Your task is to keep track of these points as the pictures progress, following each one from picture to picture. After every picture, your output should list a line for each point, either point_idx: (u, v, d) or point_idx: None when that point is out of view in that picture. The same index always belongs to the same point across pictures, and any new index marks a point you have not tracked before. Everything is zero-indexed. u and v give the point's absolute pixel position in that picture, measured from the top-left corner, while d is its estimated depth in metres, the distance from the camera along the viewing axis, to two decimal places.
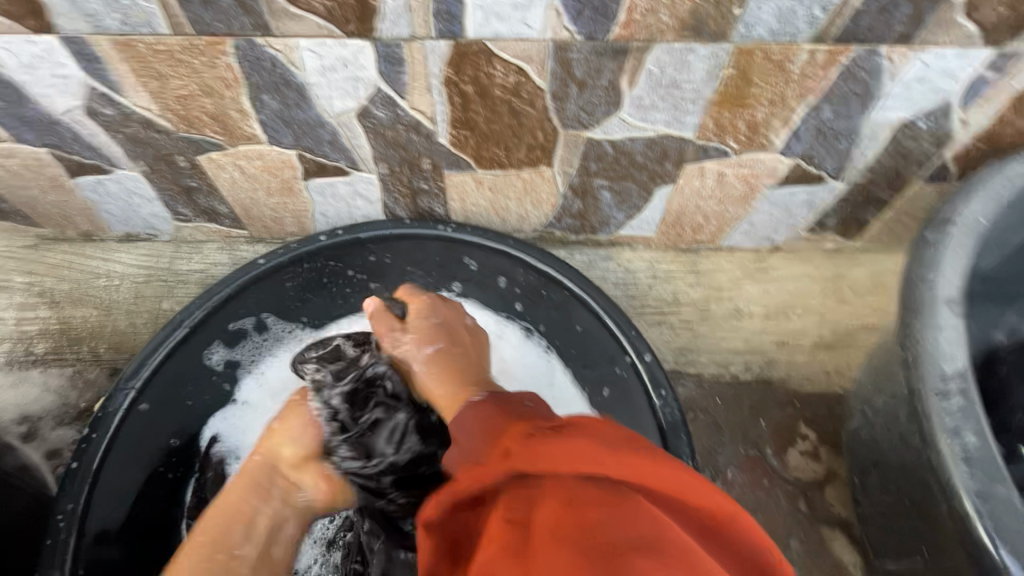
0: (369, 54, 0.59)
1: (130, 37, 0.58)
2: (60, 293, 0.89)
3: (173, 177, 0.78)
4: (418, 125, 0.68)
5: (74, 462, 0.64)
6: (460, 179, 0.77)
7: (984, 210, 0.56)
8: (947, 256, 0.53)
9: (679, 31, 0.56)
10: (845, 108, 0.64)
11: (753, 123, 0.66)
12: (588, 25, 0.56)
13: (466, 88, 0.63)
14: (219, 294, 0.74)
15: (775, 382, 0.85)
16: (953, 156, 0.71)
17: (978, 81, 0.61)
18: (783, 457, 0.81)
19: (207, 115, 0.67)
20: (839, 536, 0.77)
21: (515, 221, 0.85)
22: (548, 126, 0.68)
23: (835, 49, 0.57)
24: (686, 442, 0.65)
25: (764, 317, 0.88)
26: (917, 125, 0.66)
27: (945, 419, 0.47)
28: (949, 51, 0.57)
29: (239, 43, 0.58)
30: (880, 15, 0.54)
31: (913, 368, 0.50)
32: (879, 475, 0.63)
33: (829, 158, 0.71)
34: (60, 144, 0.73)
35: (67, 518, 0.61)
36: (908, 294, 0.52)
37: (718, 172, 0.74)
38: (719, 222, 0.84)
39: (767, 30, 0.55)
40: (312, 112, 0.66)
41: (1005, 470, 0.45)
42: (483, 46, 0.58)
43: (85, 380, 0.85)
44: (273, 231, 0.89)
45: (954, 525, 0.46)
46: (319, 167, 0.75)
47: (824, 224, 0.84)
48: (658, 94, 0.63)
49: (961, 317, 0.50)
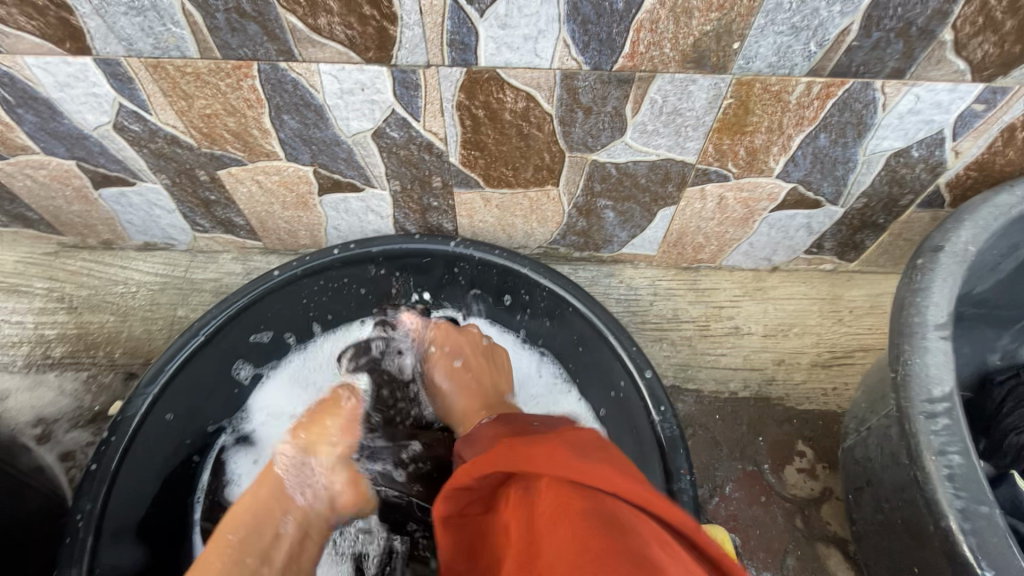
0: (386, 79, 0.62)
1: (161, 60, 0.61)
2: (79, 299, 0.92)
3: (193, 190, 0.81)
4: (430, 145, 0.71)
5: (93, 464, 0.65)
6: (468, 198, 0.80)
7: (974, 237, 0.58)
8: (937, 283, 0.55)
9: (681, 63, 0.59)
10: (841, 136, 0.67)
11: (752, 149, 0.69)
12: (594, 56, 0.58)
13: (477, 112, 0.66)
14: (232, 304, 0.75)
15: (774, 400, 0.87)
16: (947, 184, 0.73)
17: (968, 114, 0.63)
18: (781, 474, 0.83)
19: (229, 133, 0.70)
20: (834, 553, 0.78)
21: (522, 237, 0.88)
22: (554, 149, 0.71)
23: (830, 82, 0.60)
24: (684, 457, 0.65)
25: (763, 336, 0.90)
26: (911, 154, 0.69)
27: (932, 439, 0.49)
28: (940, 85, 0.60)
29: (263, 67, 0.61)
30: (873, 52, 0.57)
31: (901, 389, 0.52)
32: (872, 494, 0.64)
33: (827, 183, 0.74)
34: (87, 157, 0.76)
35: (85, 518, 0.63)
36: (898, 319, 0.55)
37: (719, 195, 0.77)
38: (719, 242, 0.86)
39: (765, 63, 0.58)
40: (330, 131, 0.70)
41: (988, 489, 0.47)
42: (495, 73, 0.61)
43: (100, 384, 0.87)
44: (287, 243, 0.92)
45: (940, 541, 0.47)
46: (333, 183, 0.78)
47: (822, 246, 0.86)
48: (661, 121, 0.66)
49: (949, 341, 0.52)
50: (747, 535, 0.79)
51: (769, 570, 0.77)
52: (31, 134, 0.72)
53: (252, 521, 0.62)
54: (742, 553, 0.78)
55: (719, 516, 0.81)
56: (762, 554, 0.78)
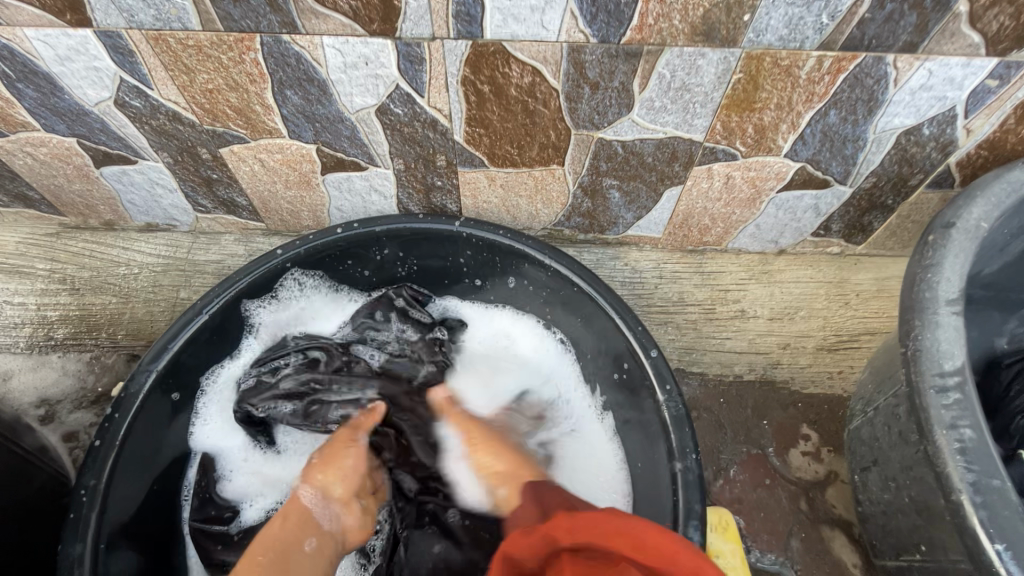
0: (390, 53, 0.61)
1: (163, 32, 0.60)
2: (81, 280, 0.92)
3: (195, 169, 0.80)
4: (434, 122, 0.70)
5: (96, 440, 0.64)
6: (472, 177, 0.79)
7: (987, 214, 0.57)
8: (949, 258, 0.54)
9: (690, 36, 0.58)
10: (852, 114, 0.66)
11: (760, 127, 0.68)
12: (602, 29, 0.58)
13: (483, 87, 0.65)
14: (236, 284, 0.75)
15: (779, 383, 0.87)
16: (957, 164, 0.72)
17: (981, 90, 0.62)
18: (785, 457, 0.82)
19: (232, 109, 0.69)
20: (838, 536, 0.78)
21: (526, 219, 0.87)
22: (560, 126, 0.70)
23: (842, 56, 0.59)
24: (690, 436, 0.64)
25: (768, 319, 0.89)
26: (922, 132, 0.68)
27: (943, 413, 0.48)
28: (953, 60, 0.59)
29: (266, 40, 0.60)
30: (886, 24, 0.56)
31: (911, 364, 0.51)
32: (878, 473, 0.64)
33: (836, 163, 0.73)
34: (88, 135, 0.75)
35: (89, 493, 0.62)
36: (909, 295, 0.54)
37: (726, 175, 0.76)
38: (725, 224, 0.86)
39: (776, 36, 0.57)
40: (333, 108, 0.69)
41: (1001, 464, 0.46)
42: (500, 47, 0.60)
43: (103, 365, 0.87)
44: (289, 224, 0.91)
45: (950, 515, 0.47)
46: (336, 162, 0.78)
47: (829, 228, 0.85)
48: (669, 97, 0.65)
49: (961, 316, 0.51)
50: (751, 516, 0.79)
51: (773, 552, 0.77)
52: (32, 110, 0.72)
53: (281, 547, 0.64)
54: (746, 534, 0.78)
55: (723, 498, 0.80)
56: (766, 536, 0.78)
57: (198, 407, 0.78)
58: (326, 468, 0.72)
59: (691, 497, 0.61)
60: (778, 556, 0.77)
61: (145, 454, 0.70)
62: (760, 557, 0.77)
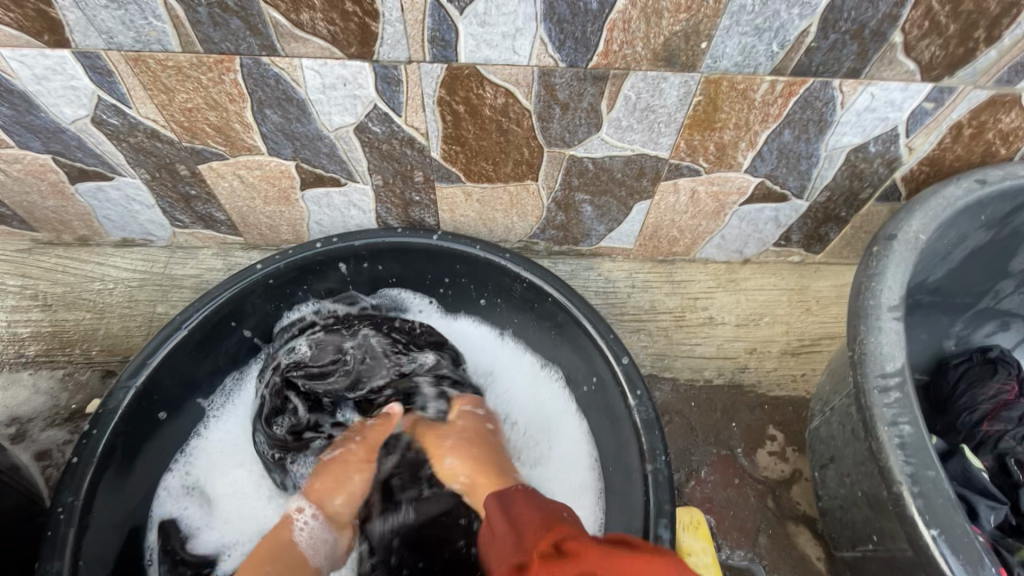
0: (368, 74, 0.63)
1: (142, 53, 0.61)
2: (54, 296, 0.91)
3: (173, 185, 0.81)
4: (412, 140, 0.72)
5: (75, 457, 0.64)
6: (450, 192, 0.82)
7: (925, 226, 0.62)
8: (891, 267, 0.59)
9: (653, 61, 0.61)
10: (804, 132, 0.70)
11: (721, 144, 0.72)
12: (570, 54, 0.61)
13: (458, 107, 0.67)
14: (214, 298, 0.75)
15: (746, 387, 0.91)
16: (902, 179, 0.77)
17: (919, 111, 0.68)
18: (753, 457, 0.86)
19: (211, 127, 0.71)
20: (803, 531, 0.82)
21: (502, 231, 0.90)
22: (533, 144, 0.73)
23: (792, 81, 0.64)
24: (660, 439, 0.67)
25: (735, 325, 0.93)
26: (869, 149, 0.73)
27: (884, 411, 0.52)
28: (893, 85, 0.64)
29: (246, 62, 0.62)
30: (830, 52, 0.60)
31: (858, 366, 0.55)
32: (835, 470, 0.68)
33: (792, 177, 0.78)
34: (64, 152, 0.76)
35: (67, 510, 0.62)
36: (855, 302, 0.58)
37: (691, 189, 0.80)
38: (693, 235, 0.90)
39: (732, 62, 0.61)
40: (312, 126, 0.70)
41: (936, 456, 0.51)
42: (474, 70, 0.63)
43: (77, 383, 0.86)
44: (268, 238, 0.92)
45: (892, 506, 0.51)
46: (315, 178, 0.79)
47: (790, 238, 0.90)
48: (635, 117, 0.68)
49: (901, 321, 0.55)
50: (722, 515, 0.83)
51: (742, 549, 0.80)
52: (6, 127, 0.72)
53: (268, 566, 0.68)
54: (717, 532, 0.81)
55: (695, 498, 0.84)
56: (736, 533, 0.81)
57: (186, 448, 0.80)
58: (330, 484, 0.74)
59: (661, 497, 0.64)
60: (747, 552, 0.80)
61: (125, 472, 0.70)
62: (730, 553, 0.80)
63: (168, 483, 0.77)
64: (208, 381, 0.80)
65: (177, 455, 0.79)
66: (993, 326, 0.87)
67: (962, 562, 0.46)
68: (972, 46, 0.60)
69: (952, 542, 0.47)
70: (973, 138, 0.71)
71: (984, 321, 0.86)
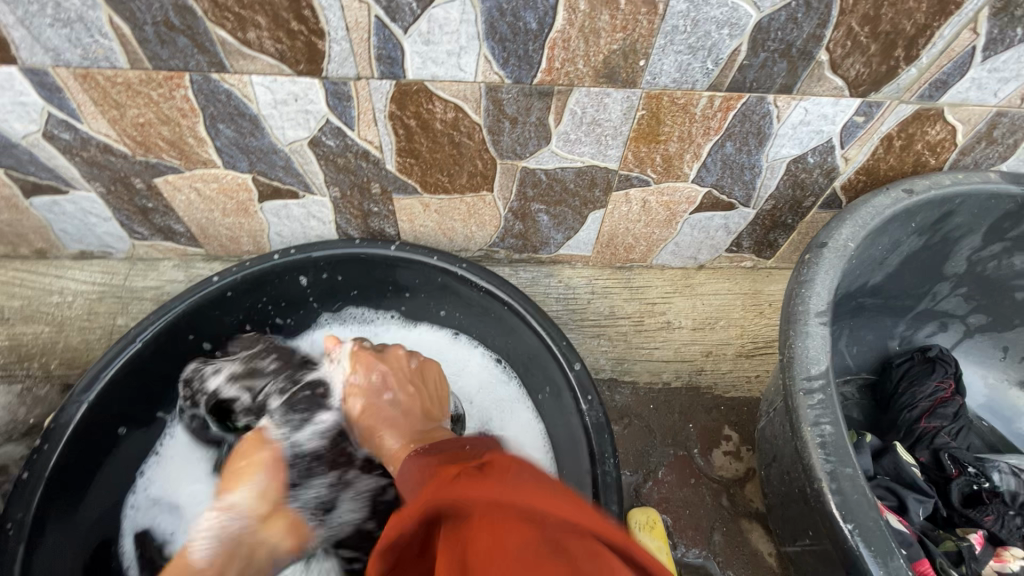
0: (318, 90, 0.65)
1: (90, 70, 0.62)
2: (10, 309, 0.90)
3: (130, 198, 0.81)
4: (366, 153, 0.74)
5: (25, 472, 0.64)
6: (407, 203, 0.83)
7: (854, 234, 0.65)
8: (820, 275, 0.62)
9: (595, 78, 0.64)
10: (745, 144, 0.73)
11: (667, 156, 0.75)
12: (515, 70, 0.63)
13: (409, 121, 0.69)
14: (170, 310, 0.75)
15: (703, 389, 0.94)
16: (842, 188, 0.81)
17: (851, 124, 0.71)
18: (708, 457, 0.89)
19: (164, 141, 0.71)
20: (756, 528, 0.84)
21: (462, 241, 0.92)
22: (486, 156, 0.75)
23: (729, 96, 0.66)
24: (609, 442, 0.69)
25: (691, 329, 0.96)
26: (808, 160, 0.76)
27: (808, 412, 0.55)
28: (823, 99, 0.67)
29: (195, 78, 0.63)
30: (763, 69, 0.63)
31: (786, 369, 0.58)
32: (778, 468, 0.71)
33: (737, 187, 0.81)
34: (16, 166, 0.75)
35: (16, 526, 0.62)
36: (787, 308, 0.61)
37: (642, 199, 0.83)
38: (648, 242, 0.92)
39: (670, 79, 0.64)
40: (266, 140, 0.71)
41: (855, 455, 0.53)
42: (423, 86, 0.64)
43: (35, 397, 0.85)
44: (229, 249, 0.92)
45: (815, 502, 0.54)
46: (273, 190, 0.80)
47: (741, 245, 0.93)
48: (582, 130, 0.71)
49: (827, 326, 0.58)
50: (677, 514, 0.85)
51: (697, 547, 0.83)
52: None
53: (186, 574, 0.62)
54: (673, 531, 0.84)
55: (652, 498, 0.86)
56: (691, 532, 0.84)
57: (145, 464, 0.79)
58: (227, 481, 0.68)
59: (609, 499, 0.66)
60: (701, 550, 0.82)
61: (80, 486, 0.70)
62: (685, 551, 0.82)
63: (135, 493, 0.78)
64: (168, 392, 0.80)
65: (141, 467, 0.79)
66: (933, 327, 0.91)
67: (875, 556, 0.49)
68: (894, 64, 0.63)
69: (866, 537, 0.50)
70: (904, 149, 0.75)
71: (925, 322, 0.90)
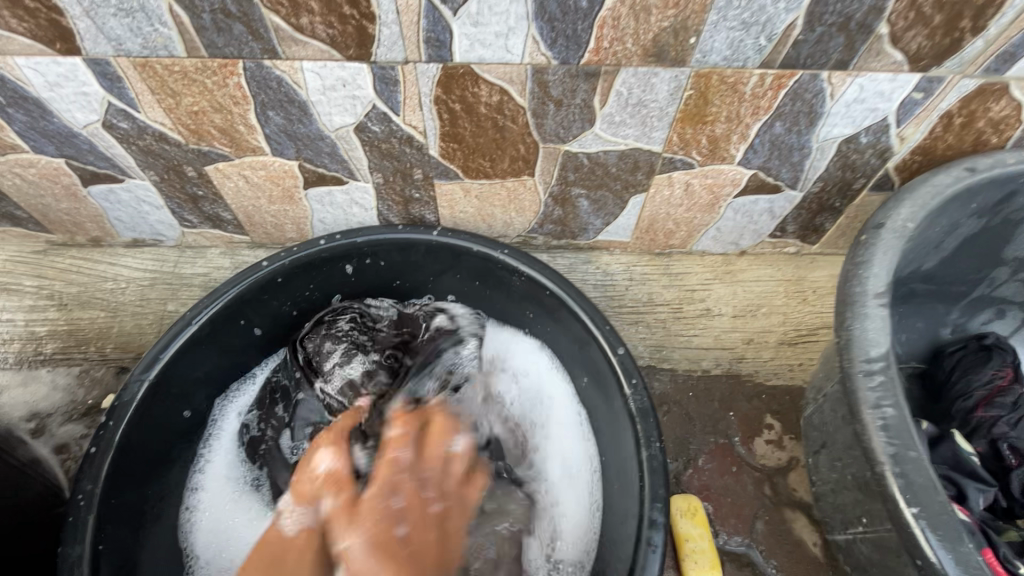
0: (366, 75, 0.65)
1: (149, 59, 0.64)
2: (69, 295, 0.94)
3: (181, 186, 0.83)
4: (411, 138, 0.74)
5: (92, 446, 0.67)
6: (448, 188, 0.84)
7: (913, 214, 0.63)
8: (877, 255, 0.60)
9: (643, 57, 0.63)
10: (795, 124, 0.71)
11: (713, 138, 0.73)
12: (562, 51, 0.62)
13: (454, 105, 0.69)
14: (222, 295, 0.77)
15: (744, 376, 0.92)
16: (895, 168, 0.78)
17: (909, 102, 0.68)
18: (750, 446, 0.87)
19: (216, 129, 0.73)
20: (800, 518, 0.82)
21: (501, 227, 0.92)
22: (529, 140, 0.75)
23: (781, 73, 0.65)
24: (654, 426, 0.68)
25: (732, 316, 0.95)
26: (860, 140, 0.74)
27: (868, 394, 0.54)
28: (881, 75, 0.65)
29: (248, 65, 0.64)
30: (818, 45, 0.62)
31: (844, 352, 0.57)
32: (828, 455, 0.70)
33: (785, 169, 0.79)
34: (77, 155, 0.78)
35: (88, 497, 0.64)
36: (843, 290, 0.60)
37: (685, 182, 0.81)
38: (689, 228, 0.91)
39: (721, 56, 0.63)
40: (313, 126, 0.73)
41: (918, 438, 0.52)
42: (469, 69, 0.65)
43: (92, 379, 0.89)
44: (274, 236, 0.95)
45: (875, 485, 0.52)
46: (318, 177, 0.81)
47: (785, 229, 0.91)
48: (627, 112, 0.70)
49: (887, 307, 0.57)
50: (719, 502, 0.83)
51: (739, 535, 0.81)
52: (21, 132, 0.75)
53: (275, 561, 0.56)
54: (714, 519, 0.82)
55: (692, 486, 0.85)
56: (733, 520, 0.82)
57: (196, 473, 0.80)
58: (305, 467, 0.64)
59: (656, 483, 0.65)
60: (744, 538, 0.81)
61: (140, 463, 0.72)
62: (727, 540, 0.81)
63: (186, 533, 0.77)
64: (220, 375, 0.84)
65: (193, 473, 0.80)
66: (989, 314, 0.88)
67: (940, 539, 0.48)
68: (958, 37, 0.61)
69: (930, 519, 0.49)
70: (964, 127, 0.72)
71: (981, 309, 0.87)
